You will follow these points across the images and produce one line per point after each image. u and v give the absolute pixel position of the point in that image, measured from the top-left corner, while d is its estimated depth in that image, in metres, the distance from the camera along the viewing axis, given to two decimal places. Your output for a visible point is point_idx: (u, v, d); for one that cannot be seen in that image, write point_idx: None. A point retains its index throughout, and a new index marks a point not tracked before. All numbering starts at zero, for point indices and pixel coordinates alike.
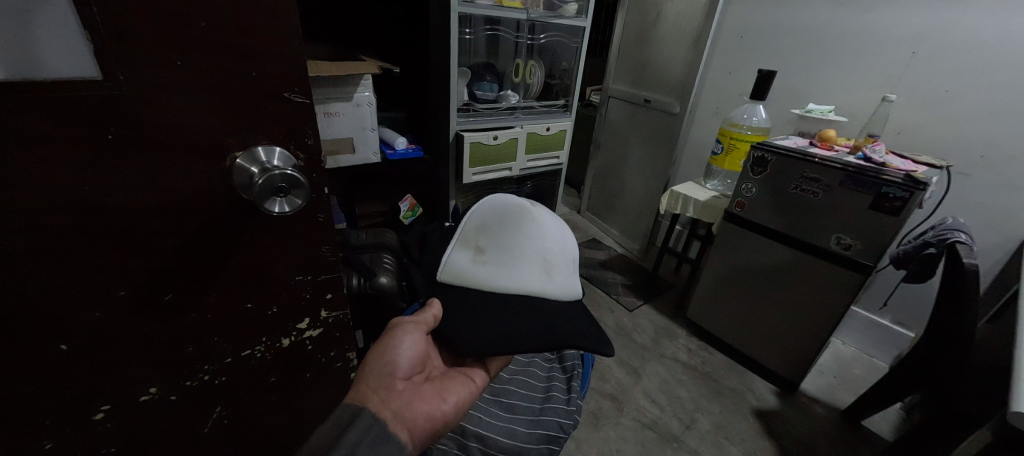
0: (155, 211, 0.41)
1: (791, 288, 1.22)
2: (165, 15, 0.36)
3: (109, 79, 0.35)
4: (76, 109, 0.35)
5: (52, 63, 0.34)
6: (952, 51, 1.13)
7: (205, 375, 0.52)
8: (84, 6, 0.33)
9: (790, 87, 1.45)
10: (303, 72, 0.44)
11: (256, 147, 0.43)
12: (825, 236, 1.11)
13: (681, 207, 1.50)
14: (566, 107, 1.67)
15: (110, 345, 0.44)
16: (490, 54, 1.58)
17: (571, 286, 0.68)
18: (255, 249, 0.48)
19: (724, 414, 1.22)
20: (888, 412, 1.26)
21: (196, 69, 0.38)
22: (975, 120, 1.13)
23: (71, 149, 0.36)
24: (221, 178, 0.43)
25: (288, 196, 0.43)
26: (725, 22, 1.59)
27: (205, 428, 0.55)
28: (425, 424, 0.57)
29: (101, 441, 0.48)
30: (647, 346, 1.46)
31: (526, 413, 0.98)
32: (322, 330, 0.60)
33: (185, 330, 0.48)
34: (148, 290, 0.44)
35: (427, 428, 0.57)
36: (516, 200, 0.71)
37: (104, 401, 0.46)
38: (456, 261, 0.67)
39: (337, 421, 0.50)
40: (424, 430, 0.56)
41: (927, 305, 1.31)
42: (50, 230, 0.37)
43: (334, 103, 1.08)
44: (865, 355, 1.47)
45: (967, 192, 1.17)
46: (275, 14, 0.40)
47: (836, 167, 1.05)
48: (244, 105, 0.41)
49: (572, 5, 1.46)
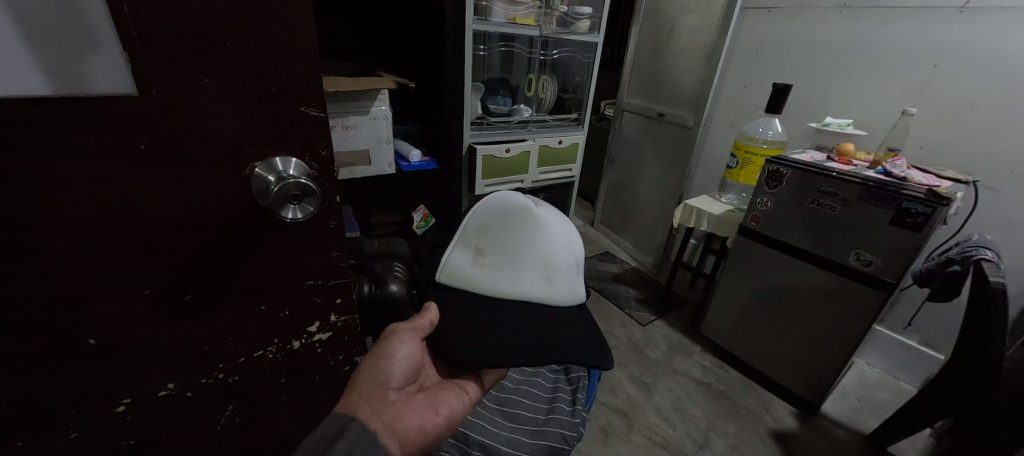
0: (180, 218, 0.44)
1: (808, 306, 1.19)
2: (193, 34, 0.39)
3: (142, 94, 0.39)
4: (112, 121, 0.38)
5: (95, 80, 0.37)
6: (973, 65, 1.11)
7: (219, 374, 0.54)
8: (124, 29, 0.37)
9: (806, 101, 1.44)
10: (319, 88, 0.47)
11: (273, 157, 0.46)
12: (845, 251, 1.08)
13: (695, 221, 1.49)
14: (579, 121, 1.70)
15: (133, 341, 0.47)
16: (504, 69, 1.62)
17: (571, 291, 0.69)
18: (269, 254, 0.50)
19: (740, 434, 1.19)
20: (917, 439, 1.20)
21: (221, 84, 0.42)
22: (1001, 135, 1.09)
23: (102, 156, 0.39)
24: (240, 185, 0.46)
25: (300, 203, 0.46)
26: (738, 37, 1.59)
27: (217, 426, 0.57)
28: (415, 436, 0.57)
29: (121, 434, 0.50)
30: (659, 361, 1.44)
31: (529, 423, 0.97)
32: (332, 334, 0.62)
33: (200, 330, 0.50)
34: (169, 290, 0.46)
35: (417, 440, 0.57)
36: (520, 199, 0.71)
37: (125, 394, 0.49)
38: (455, 262, 0.69)
39: (331, 426, 0.50)
40: (414, 442, 0.57)
41: (955, 326, 1.26)
42: (83, 231, 0.40)
43: (351, 116, 1.13)
44: (890, 377, 1.41)
45: (996, 208, 1.13)
46: (293, 32, 0.43)
47: (856, 180, 1.03)
48: (263, 117, 0.44)
49: (584, 22, 1.50)
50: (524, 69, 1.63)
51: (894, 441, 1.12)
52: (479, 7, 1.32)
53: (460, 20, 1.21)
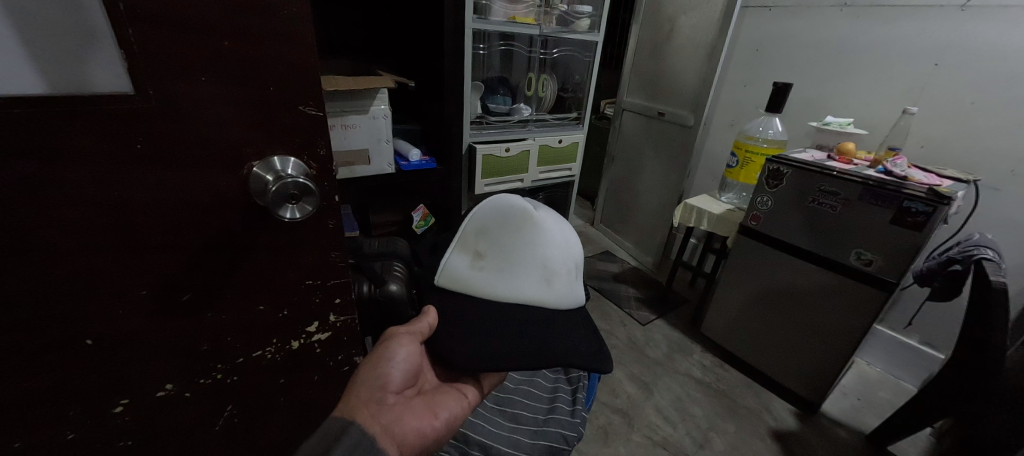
0: (178, 218, 0.44)
1: (808, 306, 1.18)
2: (189, 32, 0.39)
3: (139, 93, 0.38)
4: (108, 120, 0.38)
5: (89, 78, 0.37)
6: (974, 64, 1.11)
7: (217, 374, 0.54)
8: (120, 27, 0.36)
9: (807, 100, 1.44)
10: (317, 87, 0.46)
11: (271, 156, 0.45)
12: (846, 251, 1.08)
13: (695, 220, 1.49)
14: (579, 120, 1.70)
15: (130, 341, 0.46)
16: (504, 68, 1.61)
17: (571, 294, 0.69)
18: (267, 253, 0.50)
19: (740, 433, 1.19)
20: (917, 438, 1.20)
21: (219, 82, 0.41)
22: (1001, 134, 1.09)
23: (99, 156, 0.38)
24: (239, 185, 0.45)
25: (300, 203, 0.45)
26: (738, 36, 1.59)
27: (216, 427, 0.57)
28: (414, 440, 0.57)
29: (119, 435, 0.50)
30: (659, 361, 1.43)
31: (529, 423, 0.97)
32: (331, 334, 0.62)
33: (198, 330, 0.50)
34: (166, 291, 0.46)
35: (416, 444, 0.57)
36: (520, 201, 0.70)
37: (123, 395, 0.48)
38: (454, 265, 0.68)
39: (329, 430, 0.50)
40: (413, 446, 0.57)
41: (955, 325, 1.26)
42: (80, 231, 0.40)
43: (351, 116, 1.12)
44: (890, 376, 1.41)
45: (997, 206, 1.13)
46: (291, 30, 0.43)
47: (857, 180, 1.03)
48: (261, 116, 0.44)
49: (584, 21, 1.49)
50: (524, 68, 1.63)
51: (894, 441, 1.12)
52: (479, 6, 1.31)
53: (460, 19, 1.21)
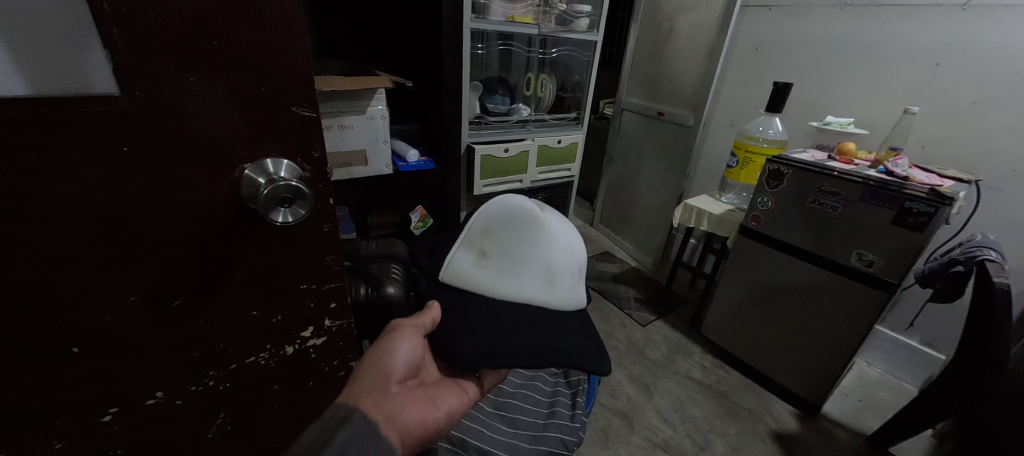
0: (168, 223, 0.43)
1: (809, 308, 1.18)
2: (177, 32, 0.38)
3: (125, 95, 0.37)
4: (92, 121, 0.37)
5: (75, 79, 0.36)
6: (975, 63, 1.10)
7: (209, 381, 0.53)
8: (105, 27, 0.35)
9: (807, 100, 1.43)
10: (311, 88, 0.46)
11: (264, 159, 0.44)
12: (846, 252, 1.07)
13: (694, 221, 1.48)
14: (578, 120, 1.69)
15: (119, 348, 0.45)
16: (503, 68, 1.60)
17: (573, 296, 0.67)
18: (260, 256, 0.49)
19: (741, 435, 1.18)
20: (919, 440, 1.19)
21: (210, 83, 0.40)
22: (1002, 134, 1.08)
23: (85, 160, 0.37)
24: (230, 188, 0.44)
25: (292, 207, 0.44)
26: (738, 36, 1.58)
27: (208, 434, 0.56)
28: (416, 429, 0.56)
29: (108, 443, 0.49)
30: (660, 362, 1.42)
31: (528, 428, 0.96)
32: (325, 339, 0.61)
33: (190, 337, 0.49)
34: (156, 297, 0.45)
35: (418, 434, 0.56)
36: (526, 202, 0.68)
37: (113, 403, 0.47)
38: (458, 263, 0.66)
39: (327, 421, 0.49)
40: (414, 436, 0.55)
41: (958, 327, 1.25)
42: (65, 237, 0.39)
43: (347, 116, 1.11)
44: (892, 377, 1.40)
45: (999, 206, 1.12)
46: (284, 29, 0.42)
47: (856, 180, 1.02)
48: (255, 117, 0.43)
49: (584, 20, 1.48)
50: (523, 67, 1.62)
51: (895, 443, 1.12)
52: (477, 5, 1.30)
53: (458, 18, 1.19)
